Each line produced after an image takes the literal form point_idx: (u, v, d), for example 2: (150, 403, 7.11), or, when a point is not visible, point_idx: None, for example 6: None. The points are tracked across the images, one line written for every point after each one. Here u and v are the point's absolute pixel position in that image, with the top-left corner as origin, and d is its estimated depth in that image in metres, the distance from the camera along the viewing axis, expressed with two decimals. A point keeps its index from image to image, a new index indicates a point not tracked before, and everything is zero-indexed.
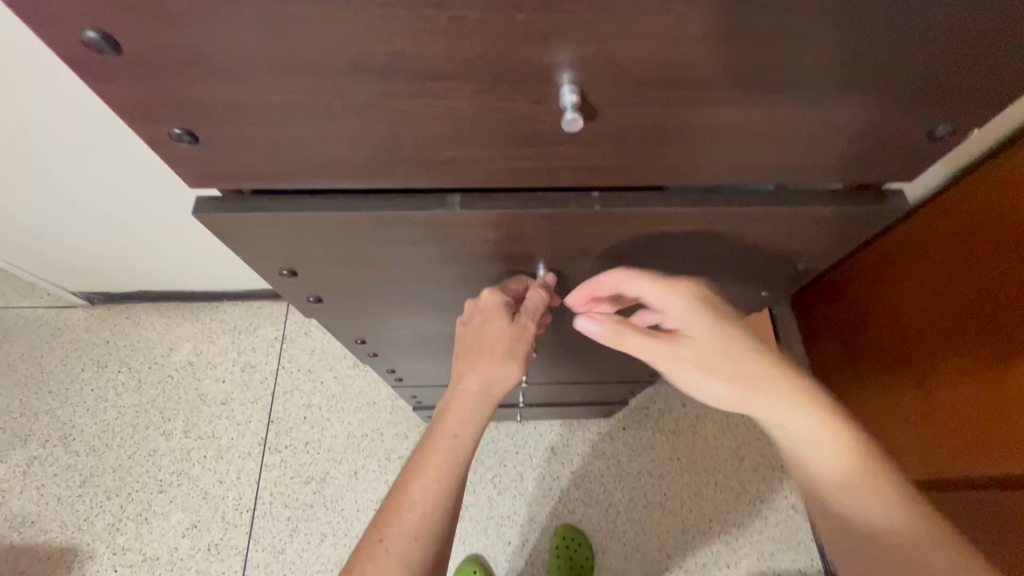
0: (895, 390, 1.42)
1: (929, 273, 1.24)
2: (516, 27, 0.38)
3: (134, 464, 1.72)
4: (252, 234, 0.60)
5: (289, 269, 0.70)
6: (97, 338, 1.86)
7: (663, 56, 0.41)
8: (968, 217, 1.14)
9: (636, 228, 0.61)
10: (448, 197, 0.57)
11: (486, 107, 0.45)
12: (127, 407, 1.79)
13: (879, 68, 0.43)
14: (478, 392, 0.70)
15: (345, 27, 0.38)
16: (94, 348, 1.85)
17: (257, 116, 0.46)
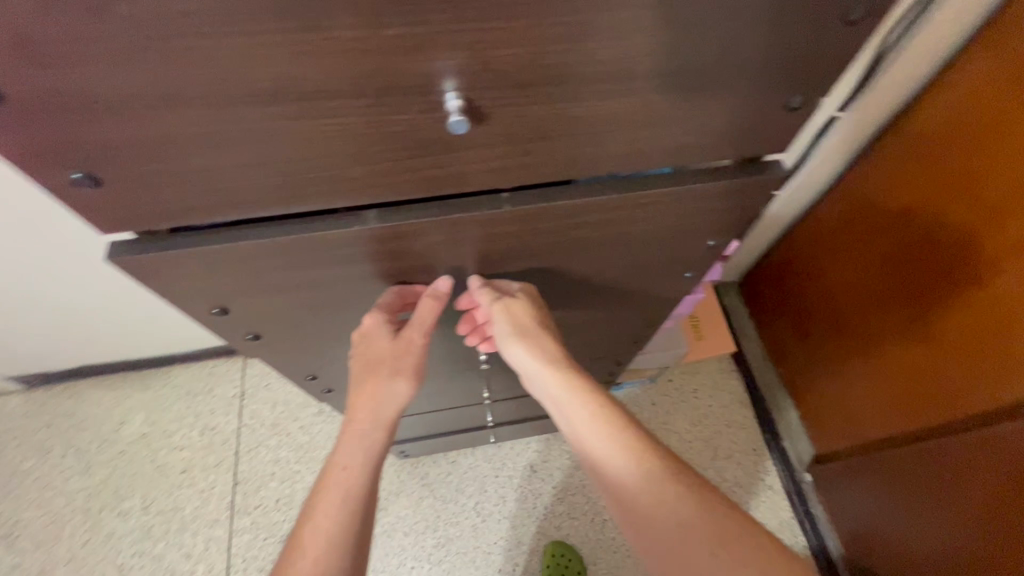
0: (855, 348, 1.43)
1: (876, 226, 1.26)
2: (389, 42, 0.41)
3: (89, 552, 1.60)
4: (175, 273, 0.60)
5: (220, 307, 0.70)
6: (36, 423, 1.75)
7: (532, 57, 0.45)
8: (902, 167, 1.17)
9: (550, 224, 0.65)
10: (364, 213, 0.59)
11: (380, 121, 0.48)
12: (75, 493, 1.67)
13: (727, 53, 0.48)
14: (367, 418, 0.75)
15: (227, 57, 0.40)
16: (34, 436, 1.73)
17: (159, 153, 0.47)
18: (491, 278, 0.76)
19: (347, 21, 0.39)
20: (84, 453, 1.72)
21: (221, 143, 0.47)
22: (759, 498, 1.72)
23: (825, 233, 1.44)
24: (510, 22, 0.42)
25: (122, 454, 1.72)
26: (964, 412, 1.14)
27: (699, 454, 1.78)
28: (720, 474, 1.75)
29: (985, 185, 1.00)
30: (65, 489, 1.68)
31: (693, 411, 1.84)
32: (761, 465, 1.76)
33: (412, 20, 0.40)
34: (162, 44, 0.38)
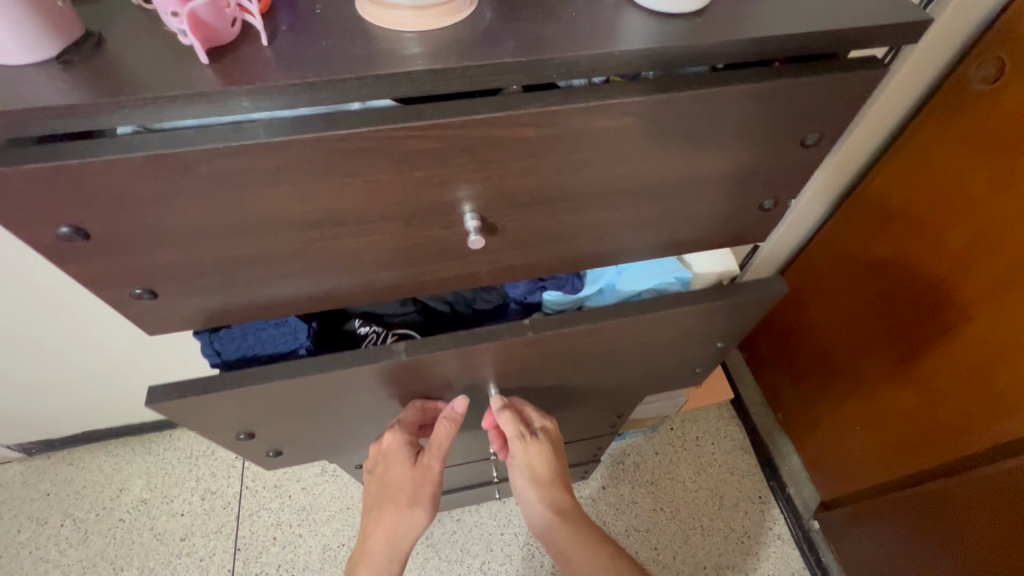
0: (841, 397, 1.40)
1: (853, 274, 1.27)
2: (418, 180, 0.49)
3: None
4: (203, 412, 0.62)
5: (245, 433, 0.72)
6: (38, 493, 1.67)
7: (537, 184, 0.53)
8: (873, 217, 1.18)
9: (571, 342, 0.65)
10: (392, 345, 0.61)
11: (406, 237, 0.55)
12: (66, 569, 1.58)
13: (705, 172, 0.56)
14: (384, 545, 0.73)
15: (280, 195, 0.47)
16: (30, 507, 1.66)
17: (211, 270, 0.53)
18: (515, 400, 0.74)
19: (386, 165, 0.47)
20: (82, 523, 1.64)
21: (267, 262, 0.54)
22: (769, 549, 1.61)
23: (804, 281, 1.44)
24: (517, 158, 0.50)
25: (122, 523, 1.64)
26: (955, 465, 1.11)
27: (705, 502, 1.68)
28: (728, 523, 1.65)
29: (947, 237, 1.03)
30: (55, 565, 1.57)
31: (694, 455, 1.77)
32: (769, 511, 1.66)
33: (438, 161, 0.48)
34: (231, 191, 0.46)
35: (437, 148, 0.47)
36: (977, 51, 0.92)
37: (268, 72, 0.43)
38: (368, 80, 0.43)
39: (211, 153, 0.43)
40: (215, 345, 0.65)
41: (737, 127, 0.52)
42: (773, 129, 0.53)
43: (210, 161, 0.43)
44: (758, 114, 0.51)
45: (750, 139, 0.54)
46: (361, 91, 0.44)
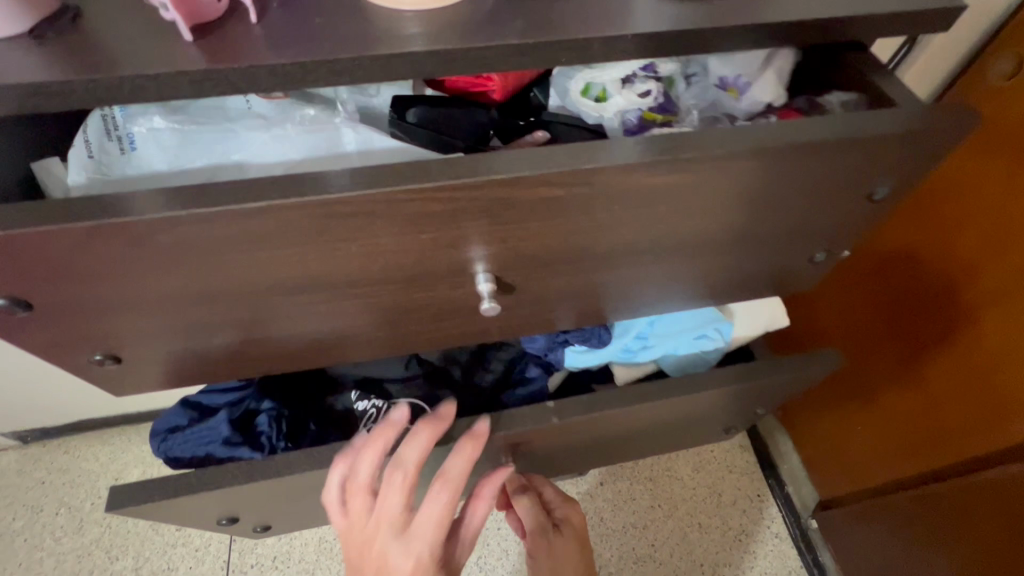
0: (829, 484, 1.10)
1: (846, 328, 0.99)
2: (423, 242, 0.41)
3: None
4: (173, 510, 0.52)
5: (229, 517, 0.60)
6: (26, 480, 1.23)
7: (562, 241, 0.45)
8: (873, 261, 0.92)
9: (597, 421, 0.58)
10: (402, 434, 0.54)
11: (408, 297, 0.47)
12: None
13: (754, 225, 0.49)
14: None
15: (258, 261, 0.40)
16: (27, 496, 1.22)
17: (180, 334, 0.46)
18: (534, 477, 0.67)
19: (387, 230, 0.39)
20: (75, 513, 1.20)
21: (248, 326, 0.47)
22: (768, 551, 1.16)
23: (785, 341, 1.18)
24: (541, 218, 0.42)
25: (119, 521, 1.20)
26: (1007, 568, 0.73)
27: (705, 497, 1.21)
28: (725, 520, 1.18)
29: (972, 279, 0.77)
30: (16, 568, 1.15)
31: (700, 449, 1.26)
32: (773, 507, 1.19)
33: (449, 225, 0.40)
34: (200, 259, 0.38)
35: (448, 212, 0.39)
36: (995, 44, 0.71)
37: (258, 52, 0.38)
38: (363, 60, 0.38)
39: (173, 221, 0.35)
40: (167, 442, 0.60)
41: (796, 180, 0.45)
42: (837, 182, 0.46)
43: (173, 229, 0.36)
44: (823, 167, 0.44)
45: (809, 192, 0.46)
46: (355, 74, 0.39)
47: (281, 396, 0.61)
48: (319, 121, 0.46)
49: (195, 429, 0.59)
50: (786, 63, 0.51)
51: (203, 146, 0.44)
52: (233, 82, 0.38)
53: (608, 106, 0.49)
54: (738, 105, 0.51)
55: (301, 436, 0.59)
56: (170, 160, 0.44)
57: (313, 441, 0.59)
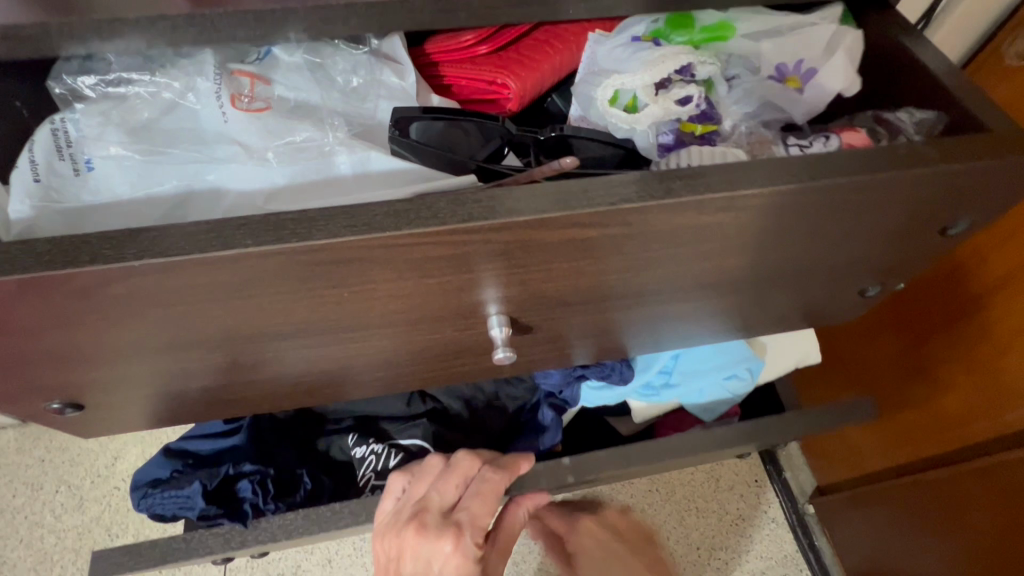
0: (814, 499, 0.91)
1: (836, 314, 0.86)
2: (430, 288, 0.35)
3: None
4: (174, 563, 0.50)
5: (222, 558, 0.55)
6: (23, 459, 1.00)
7: (590, 283, 0.39)
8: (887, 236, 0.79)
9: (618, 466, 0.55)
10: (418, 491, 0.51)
11: (413, 339, 0.42)
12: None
13: (806, 261, 0.43)
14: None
15: (233, 312, 0.34)
16: (24, 476, 0.99)
17: (150, 380, 0.40)
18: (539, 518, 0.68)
19: (386, 275, 0.33)
20: (76, 491, 0.98)
21: (225, 370, 0.41)
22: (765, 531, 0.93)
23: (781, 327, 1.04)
24: (569, 263, 0.35)
25: (115, 496, 0.98)
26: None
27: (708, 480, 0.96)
28: (724, 504, 0.94)
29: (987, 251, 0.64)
30: (24, 547, 0.94)
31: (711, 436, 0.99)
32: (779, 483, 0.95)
33: (459, 269, 0.34)
34: (161, 311, 0.32)
35: (458, 257, 0.32)
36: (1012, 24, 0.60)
37: None
38: (357, 8, 0.34)
39: (116, 275, 0.28)
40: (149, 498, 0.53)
41: (866, 215, 0.38)
42: (909, 216, 0.40)
43: (120, 283, 0.29)
44: (900, 200, 0.37)
45: (875, 227, 0.40)
46: (351, 22, 0.34)
47: (269, 452, 0.55)
48: (311, 143, 0.40)
49: (168, 491, 0.52)
50: (856, 45, 0.43)
51: (176, 164, 0.38)
52: (224, 32, 0.33)
53: (641, 117, 0.43)
54: (795, 104, 0.45)
55: (290, 494, 0.54)
56: (134, 181, 0.38)
57: (301, 501, 0.54)
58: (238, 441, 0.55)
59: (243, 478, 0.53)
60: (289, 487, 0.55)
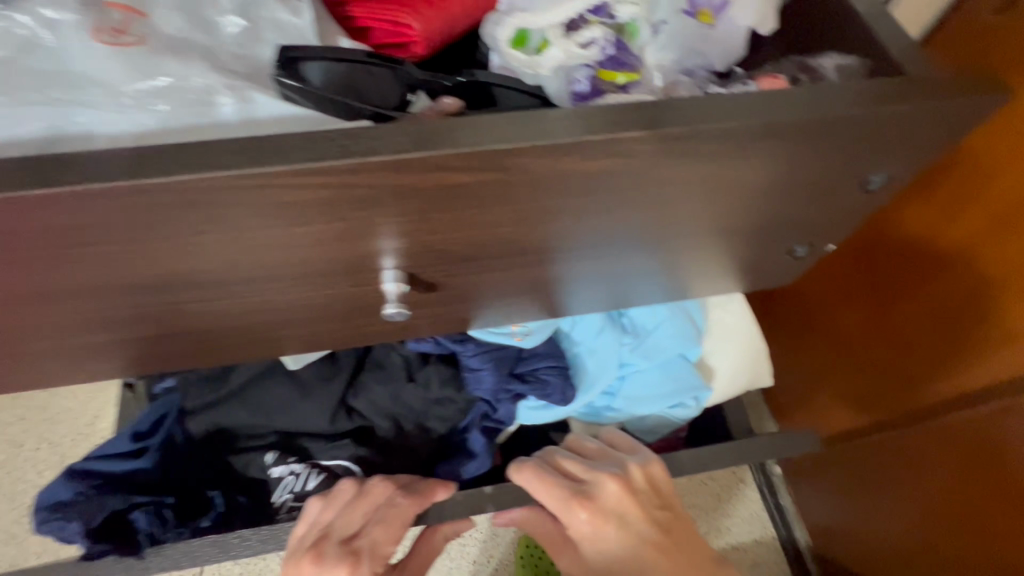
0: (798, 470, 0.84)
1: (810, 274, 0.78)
2: (303, 237, 0.33)
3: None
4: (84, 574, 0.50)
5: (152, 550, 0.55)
6: (2, 417, 0.98)
7: (484, 237, 0.37)
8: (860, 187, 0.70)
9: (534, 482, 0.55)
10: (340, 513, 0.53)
11: (307, 294, 0.40)
12: None
13: (720, 216, 0.41)
14: None
15: (88, 260, 0.32)
16: (2, 433, 0.97)
17: (29, 335, 0.39)
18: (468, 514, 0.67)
19: (250, 221, 0.31)
20: (58, 449, 0.97)
21: (109, 325, 0.39)
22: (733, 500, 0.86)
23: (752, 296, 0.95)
24: (452, 214, 0.34)
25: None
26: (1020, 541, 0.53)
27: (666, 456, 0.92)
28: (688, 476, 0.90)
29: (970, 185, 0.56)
30: (3, 501, 0.94)
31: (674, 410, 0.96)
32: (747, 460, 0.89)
33: (328, 216, 0.31)
34: (2, 257, 0.30)
35: (322, 203, 0.30)
36: None
37: None
38: None
39: None
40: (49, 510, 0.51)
41: (774, 167, 0.36)
42: (824, 168, 0.38)
43: None
44: (808, 150, 0.35)
45: (789, 180, 0.38)
46: None
47: (175, 477, 0.55)
48: (179, 85, 0.36)
49: (56, 521, 0.50)
50: None
51: (32, 103, 0.35)
52: None
53: (545, 60, 0.39)
54: (709, 41, 0.42)
55: (196, 518, 0.55)
56: None
57: (208, 526, 0.55)
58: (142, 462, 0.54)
59: (138, 509, 0.52)
60: (196, 511, 0.55)
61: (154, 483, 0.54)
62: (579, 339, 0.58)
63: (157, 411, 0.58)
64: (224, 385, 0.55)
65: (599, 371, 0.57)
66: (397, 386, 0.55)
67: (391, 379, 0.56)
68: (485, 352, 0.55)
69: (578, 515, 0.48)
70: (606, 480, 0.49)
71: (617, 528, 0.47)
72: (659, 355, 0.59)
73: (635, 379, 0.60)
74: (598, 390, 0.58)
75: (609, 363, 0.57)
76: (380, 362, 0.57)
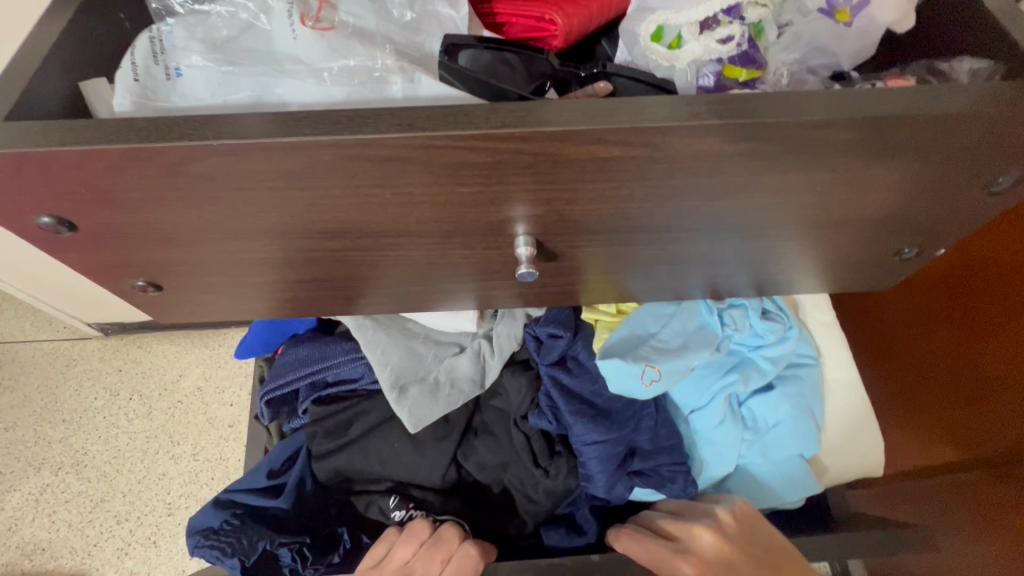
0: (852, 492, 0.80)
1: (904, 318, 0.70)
2: (462, 197, 0.38)
3: (80, 562, 0.99)
4: None
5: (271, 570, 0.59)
6: (104, 367, 1.14)
7: (613, 213, 0.41)
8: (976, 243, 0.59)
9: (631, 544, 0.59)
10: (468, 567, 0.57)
11: (445, 253, 0.46)
12: (77, 472, 1.06)
13: (835, 208, 0.43)
14: None
15: (289, 203, 0.38)
16: (105, 380, 1.13)
17: (218, 268, 0.46)
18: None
19: (422, 180, 0.36)
20: (146, 400, 1.11)
21: (280, 266, 0.46)
22: None
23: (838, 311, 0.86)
24: (592, 186, 0.38)
25: (178, 408, 1.10)
26: None
27: None
28: None
29: None
30: (101, 442, 1.08)
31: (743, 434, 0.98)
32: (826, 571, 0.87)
33: (490, 180, 0.37)
34: (228, 194, 0.37)
35: (490, 166, 0.35)
36: None
37: None
38: None
39: (199, 151, 0.33)
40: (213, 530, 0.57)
41: (896, 162, 0.38)
42: (950, 164, 0.39)
43: (199, 161, 0.34)
44: (935, 144, 0.37)
45: (907, 177, 0.40)
46: None
47: (310, 517, 0.59)
48: (365, 65, 0.42)
49: (215, 549, 0.56)
50: None
51: (247, 78, 0.42)
52: None
53: (682, 54, 0.42)
54: (843, 39, 0.44)
55: (328, 554, 0.59)
56: (215, 90, 0.42)
57: (338, 562, 0.59)
58: (280, 504, 0.58)
59: (284, 546, 0.57)
60: (329, 546, 0.60)
61: (292, 522, 0.58)
62: (697, 426, 0.60)
63: (289, 448, 0.62)
64: (345, 434, 0.59)
65: (716, 462, 0.59)
66: (508, 454, 0.59)
67: (504, 442, 0.59)
68: (602, 446, 0.55)
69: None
70: (701, 531, 0.53)
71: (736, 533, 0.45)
72: (773, 451, 0.60)
73: (744, 467, 0.62)
74: (711, 478, 0.60)
75: (725, 451, 0.59)
76: (491, 428, 0.60)
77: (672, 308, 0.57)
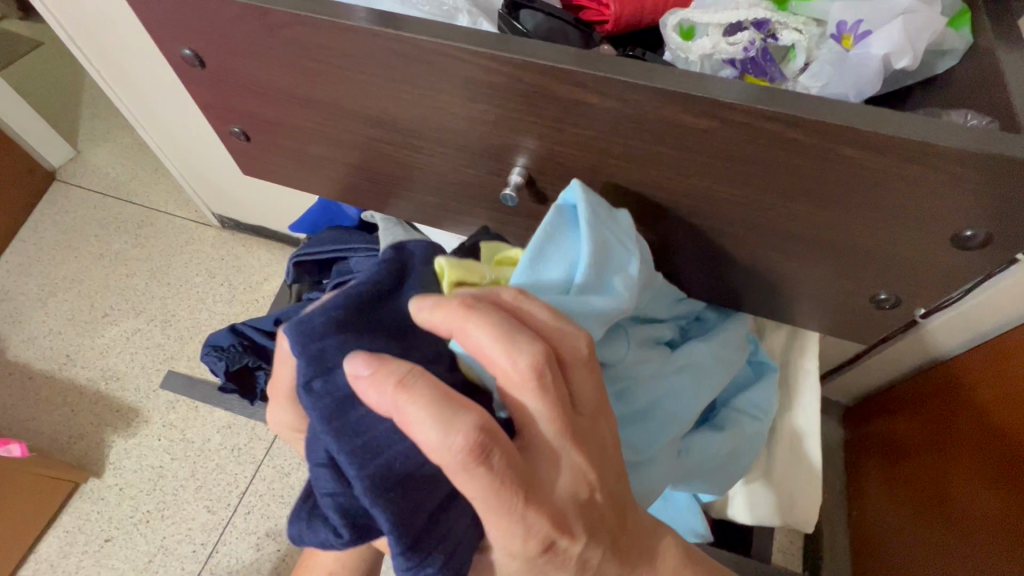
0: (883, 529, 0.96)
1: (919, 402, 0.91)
2: (471, 110, 0.46)
3: (138, 401, 1.30)
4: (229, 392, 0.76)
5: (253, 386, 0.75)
6: (214, 253, 1.47)
7: (593, 163, 0.47)
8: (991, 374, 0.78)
9: None
10: None
11: (456, 169, 0.54)
12: (168, 324, 1.38)
13: (803, 223, 0.45)
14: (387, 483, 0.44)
15: (346, 82, 0.49)
16: (211, 262, 1.46)
17: (290, 132, 0.59)
18: None
19: (443, 87, 0.45)
20: (232, 287, 1.42)
21: (333, 143, 0.58)
22: None
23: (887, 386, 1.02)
24: (575, 127, 0.44)
25: (255, 305, 1.40)
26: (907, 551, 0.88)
27: None
28: None
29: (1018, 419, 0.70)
30: (188, 311, 1.40)
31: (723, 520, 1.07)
32: None
33: (493, 99, 0.44)
34: (306, 61, 0.48)
35: (495, 84, 0.43)
36: None
37: None
38: None
39: (292, 18, 0.45)
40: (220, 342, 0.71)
41: (859, 183, 0.40)
42: (917, 203, 0.40)
43: (291, 26, 0.45)
44: (897, 173, 0.39)
45: (876, 205, 0.41)
46: None
47: None
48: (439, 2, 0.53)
49: (217, 356, 0.70)
50: (926, 23, 0.44)
51: None
52: None
53: (693, 48, 0.48)
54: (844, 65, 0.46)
55: None
56: None
57: None
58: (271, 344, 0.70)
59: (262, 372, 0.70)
60: None
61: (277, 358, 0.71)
62: None
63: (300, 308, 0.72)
64: None
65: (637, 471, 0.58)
66: None
67: None
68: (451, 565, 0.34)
69: (494, 435, 0.29)
70: None
71: (556, 473, 0.33)
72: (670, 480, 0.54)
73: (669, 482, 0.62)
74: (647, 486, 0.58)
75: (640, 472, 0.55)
76: None
77: (587, 238, 0.43)
